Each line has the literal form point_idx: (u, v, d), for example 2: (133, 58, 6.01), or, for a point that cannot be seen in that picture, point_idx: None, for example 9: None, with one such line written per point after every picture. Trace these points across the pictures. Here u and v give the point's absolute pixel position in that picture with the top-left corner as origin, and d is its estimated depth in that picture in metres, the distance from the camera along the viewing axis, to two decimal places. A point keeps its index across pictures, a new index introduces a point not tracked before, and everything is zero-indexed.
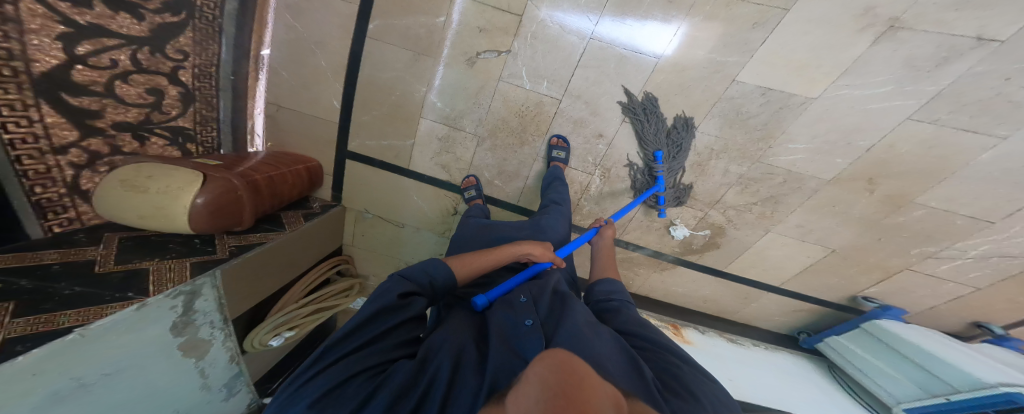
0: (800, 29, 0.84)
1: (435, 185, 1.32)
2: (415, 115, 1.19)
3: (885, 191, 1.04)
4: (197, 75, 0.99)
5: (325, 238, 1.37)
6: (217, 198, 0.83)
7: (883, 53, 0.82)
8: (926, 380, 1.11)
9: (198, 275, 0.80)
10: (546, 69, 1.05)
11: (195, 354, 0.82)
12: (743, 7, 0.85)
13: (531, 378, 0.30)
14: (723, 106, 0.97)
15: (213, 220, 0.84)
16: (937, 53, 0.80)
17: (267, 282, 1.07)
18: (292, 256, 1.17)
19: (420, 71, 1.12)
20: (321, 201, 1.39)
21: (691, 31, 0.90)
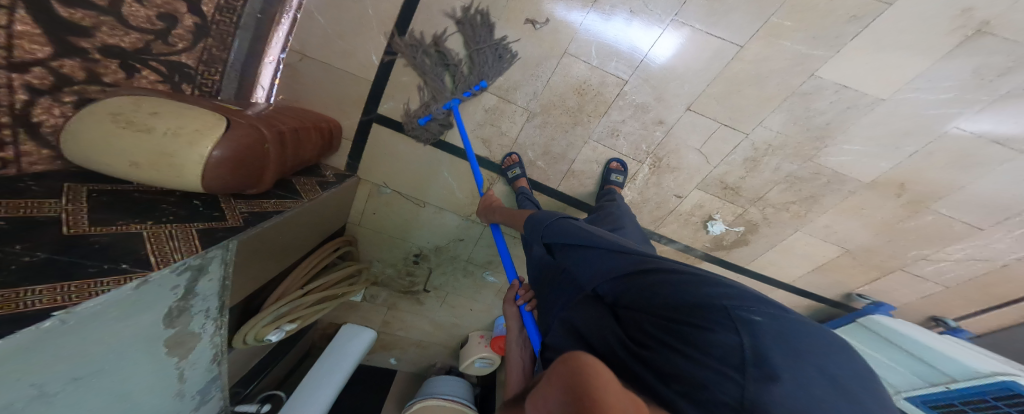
0: (894, 25, 0.86)
1: (471, 160, 1.19)
2: (465, 81, 1.06)
3: (910, 196, 1.12)
4: (221, 7, 0.81)
5: (335, 215, 1.15)
6: (246, 150, 0.56)
7: (960, 59, 0.87)
8: (923, 371, 1.24)
9: (210, 245, 0.55)
10: (617, 44, 1.00)
11: (178, 351, 0.59)
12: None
13: (552, 385, 0.23)
14: (794, 101, 0.98)
15: (233, 179, 0.56)
16: (1006, 62, 0.87)
17: (276, 261, 0.84)
18: (304, 232, 0.93)
19: (480, 31, 0.99)
20: (334, 170, 1.14)
21: (783, 20, 0.90)
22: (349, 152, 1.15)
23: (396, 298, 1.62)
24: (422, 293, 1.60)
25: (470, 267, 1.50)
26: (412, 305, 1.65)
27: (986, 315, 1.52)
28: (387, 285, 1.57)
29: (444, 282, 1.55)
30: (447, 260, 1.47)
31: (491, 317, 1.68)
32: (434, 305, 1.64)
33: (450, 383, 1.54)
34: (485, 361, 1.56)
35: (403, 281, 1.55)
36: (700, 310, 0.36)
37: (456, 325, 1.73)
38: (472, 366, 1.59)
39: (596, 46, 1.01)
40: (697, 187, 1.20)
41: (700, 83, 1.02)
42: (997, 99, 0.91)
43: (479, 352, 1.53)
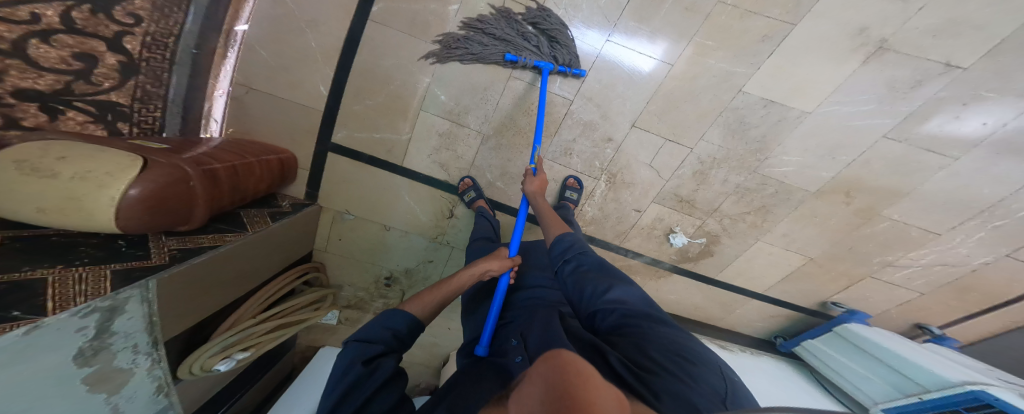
0: (802, 45, 0.92)
1: (431, 185, 1.21)
2: (414, 108, 1.10)
3: (858, 204, 1.14)
4: (149, 44, 0.80)
5: (297, 242, 1.15)
6: (163, 189, 0.56)
7: (868, 73, 0.93)
8: (900, 382, 1.19)
9: (122, 285, 0.53)
10: (559, 67, 1.05)
11: (105, 388, 0.56)
12: (753, 20, 0.92)
13: (535, 379, 0.29)
14: (729, 115, 1.02)
15: (152, 218, 0.56)
16: (913, 76, 0.92)
17: (225, 292, 0.82)
18: (257, 261, 0.92)
19: (425, 61, 1.05)
20: (291, 199, 1.16)
21: (705, 40, 0.95)
22: (305, 180, 1.18)
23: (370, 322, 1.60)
24: None
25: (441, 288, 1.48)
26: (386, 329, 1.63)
27: (978, 319, 1.48)
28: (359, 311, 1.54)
29: None
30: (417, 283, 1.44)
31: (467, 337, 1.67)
32: (410, 328, 1.62)
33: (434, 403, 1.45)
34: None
35: (375, 305, 1.53)
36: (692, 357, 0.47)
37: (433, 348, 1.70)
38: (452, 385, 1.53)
39: (537, 71, 1.06)
40: (653, 200, 1.22)
41: (640, 101, 1.06)
42: (916, 109, 0.95)
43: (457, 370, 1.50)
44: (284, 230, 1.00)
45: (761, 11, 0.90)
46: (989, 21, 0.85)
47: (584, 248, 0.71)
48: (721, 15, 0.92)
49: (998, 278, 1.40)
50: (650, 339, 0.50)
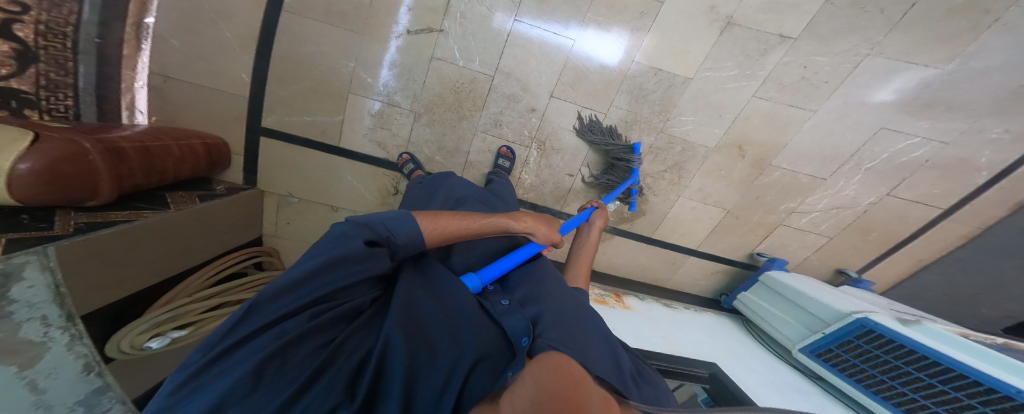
0: (673, 20, 1.09)
1: (371, 163, 1.28)
2: (343, 91, 1.15)
3: (752, 156, 1.32)
4: (43, 32, 0.81)
5: (239, 224, 1.20)
6: (60, 163, 0.58)
7: (727, 42, 1.11)
8: (808, 319, 1.29)
9: (15, 250, 0.56)
10: (476, 47, 1.14)
11: (15, 360, 0.55)
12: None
13: (527, 379, 0.33)
14: (629, 83, 1.17)
15: (51, 192, 0.58)
16: (757, 47, 1.11)
17: (150, 270, 0.86)
18: (190, 238, 0.97)
19: (346, 46, 1.10)
20: (227, 184, 1.21)
21: (599, 18, 1.10)
22: (243, 166, 1.22)
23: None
24: None
25: None
26: None
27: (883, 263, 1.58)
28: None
29: None
30: None
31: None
32: None
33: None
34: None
35: None
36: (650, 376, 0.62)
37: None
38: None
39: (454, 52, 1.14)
40: (582, 165, 1.34)
41: (553, 73, 1.17)
42: (768, 75, 1.16)
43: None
44: (214, 209, 1.05)
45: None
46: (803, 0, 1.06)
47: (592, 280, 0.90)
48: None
49: (891, 217, 1.48)
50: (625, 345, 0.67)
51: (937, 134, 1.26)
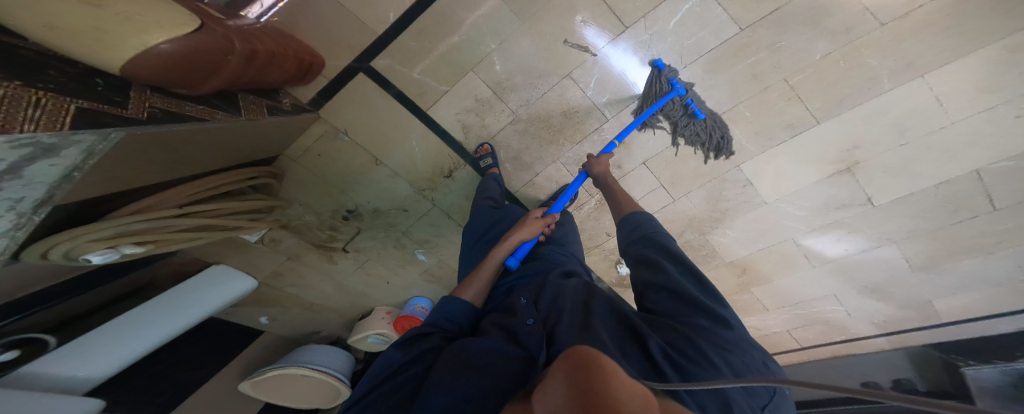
0: (812, 141, 1.15)
1: (445, 140, 1.21)
2: (466, 65, 1.07)
3: (745, 278, 1.56)
4: None
5: (271, 143, 1.00)
6: (188, 52, 0.57)
7: (827, 185, 1.22)
8: None
9: (81, 127, 0.42)
10: (615, 84, 1.13)
11: None
12: (790, 110, 1.12)
13: (558, 376, 0.34)
14: (715, 183, 1.28)
15: (162, 73, 0.57)
16: (845, 198, 1.24)
17: (157, 172, 0.68)
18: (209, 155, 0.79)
19: (499, 27, 1.03)
20: (294, 100, 1.08)
21: (740, 109, 1.14)
22: (320, 89, 1.09)
23: (308, 252, 1.50)
24: (338, 252, 1.51)
25: (402, 239, 1.49)
26: (323, 265, 1.57)
27: None
28: (297, 233, 1.41)
29: (369, 246, 1.50)
30: (379, 226, 1.44)
31: (407, 295, 1.74)
32: (348, 267, 1.58)
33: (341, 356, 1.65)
34: (378, 337, 1.64)
35: (321, 234, 1.43)
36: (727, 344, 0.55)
37: (365, 295, 1.74)
38: (366, 339, 1.66)
39: (594, 83, 1.12)
40: None
41: (660, 143, 1.23)
42: (818, 226, 1.32)
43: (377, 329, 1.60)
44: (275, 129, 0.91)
45: (803, 102, 1.09)
46: (928, 170, 1.12)
47: (649, 229, 0.82)
48: (770, 96, 1.10)
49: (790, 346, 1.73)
50: (692, 318, 0.60)
51: (862, 317, 1.49)
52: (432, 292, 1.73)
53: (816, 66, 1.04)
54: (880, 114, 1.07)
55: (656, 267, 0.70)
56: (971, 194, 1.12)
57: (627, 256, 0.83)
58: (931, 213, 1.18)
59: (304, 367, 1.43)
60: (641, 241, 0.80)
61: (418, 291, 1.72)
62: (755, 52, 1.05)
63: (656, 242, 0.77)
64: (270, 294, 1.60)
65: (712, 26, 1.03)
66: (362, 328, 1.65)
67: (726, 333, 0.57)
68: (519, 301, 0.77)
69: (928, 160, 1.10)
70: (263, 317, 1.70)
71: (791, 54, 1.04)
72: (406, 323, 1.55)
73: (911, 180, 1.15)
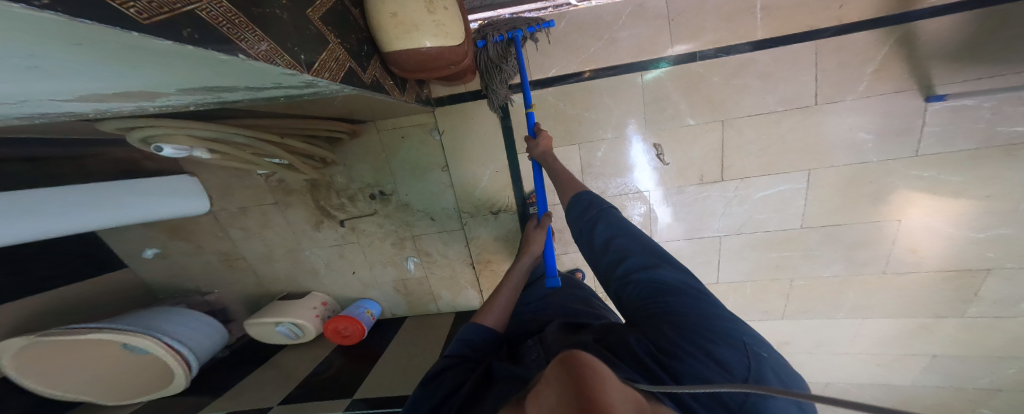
0: (764, 328, 1.55)
1: (515, 183, 1.26)
2: (576, 139, 1.21)
3: None
4: None
5: (368, 114, 1.05)
6: (433, 58, 0.89)
7: None
8: None
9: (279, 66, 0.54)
10: (681, 214, 1.31)
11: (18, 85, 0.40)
12: (765, 301, 1.47)
13: (550, 381, 0.30)
14: None
15: (408, 58, 0.89)
16: None
17: (304, 103, 0.84)
18: (334, 102, 0.89)
19: (622, 135, 1.21)
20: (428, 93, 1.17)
21: (740, 285, 1.43)
22: (452, 95, 1.18)
23: (299, 206, 1.32)
24: (334, 222, 1.34)
25: (407, 240, 1.37)
26: (303, 227, 1.35)
27: None
28: (310, 186, 1.29)
29: (369, 231, 1.35)
30: (398, 219, 1.34)
31: (359, 295, 1.50)
32: (327, 239, 1.37)
33: (197, 327, 1.31)
34: (288, 328, 1.33)
35: (334, 198, 1.31)
36: (707, 326, 0.45)
37: (313, 273, 1.45)
38: (272, 326, 1.33)
39: (658, 208, 1.30)
40: None
41: None
42: None
43: (298, 317, 1.31)
44: (390, 107, 1.00)
45: (786, 300, 1.45)
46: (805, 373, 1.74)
47: (603, 206, 0.68)
48: (771, 284, 1.42)
49: None
50: (668, 303, 0.50)
51: None
52: (389, 301, 1.52)
53: (819, 278, 1.38)
54: (816, 331, 1.55)
55: (635, 261, 0.58)
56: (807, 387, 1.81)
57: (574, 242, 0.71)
58: None
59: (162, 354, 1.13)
60: (575, 224, 0.71)
61: (376, 294, 1.50)
62: (793, 250, 1.33)
63: (620, 227, 0.63)
64: (197, 224, 1.35)
65: (783, 214, 1.27)
66: (278, 311, 1.34)
67: (695, 307, 0.49)
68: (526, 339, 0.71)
69: (811, 367, 1.70)
70: (150, 248, 1.38)
71: (815, 263, 1.35)
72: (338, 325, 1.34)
73: None
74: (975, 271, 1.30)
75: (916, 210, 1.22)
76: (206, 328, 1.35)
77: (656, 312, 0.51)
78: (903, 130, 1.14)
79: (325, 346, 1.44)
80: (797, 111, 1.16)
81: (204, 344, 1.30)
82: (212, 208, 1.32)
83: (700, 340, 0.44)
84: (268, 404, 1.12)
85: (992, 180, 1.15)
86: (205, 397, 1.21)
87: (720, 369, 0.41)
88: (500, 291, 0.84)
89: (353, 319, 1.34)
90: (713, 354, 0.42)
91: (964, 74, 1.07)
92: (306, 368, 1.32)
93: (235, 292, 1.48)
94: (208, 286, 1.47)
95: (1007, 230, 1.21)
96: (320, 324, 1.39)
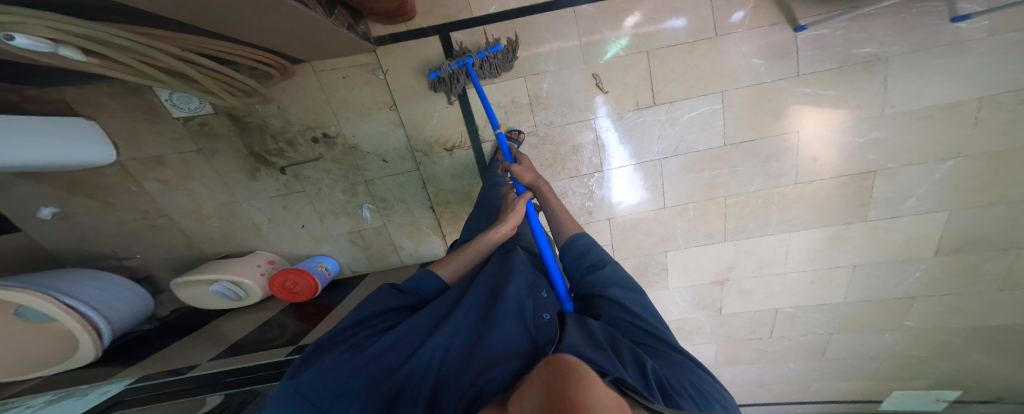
0: (710, 252, 1.68)
1: (465, 118, 1.31)
2: (521, 71, 1.32)
3: None
4: None
5: (303, 44, 1.06)
6: None
7: (706, 288, 1.79)
8: None
9: None
10: (623, 141, 1.43)
11: None
12: (705, 224, 1.61)
13: (535, 382, 0.30)
14: (645, 258, 1.66)
15: None
16: (711, 301, 1.84)
17: (206, 14, 0.80)
18: (247, 20, 0.86)
19: (562, 67, 1.33)
20: (366, 29, 1.19)
21: (683, 209, 1.56)
22: (394, 34, 1.24)
23: (229, 153, 1.25)
24: (275, 172, 1.29)
25: (358, 187, 1.35)
26: (238, 176, 1.28)
27: None
28: (241, 131, 1.23)
29: (315, 178, 1.31)
30: (347, 166, 1.31)
31: (311, 252, 1.43)
32: (266, 189, 1.30)
33: (115, 292, 1.19)
34: (225, 288, 1.23)
35: (271, 144, 1.26)
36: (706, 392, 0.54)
37: (254, 231, 1.37)
38: (208, 286, 1.23)
39: (603, 134, 1.42)
40: None
41: (626, 209, 1.55)
42: (689, 311, 1.88)
43: (238, 275, 1.21)
44: (334, 36, 1.04)
45: (723, 221, 1.60)
46: (756, 299, 1.87)
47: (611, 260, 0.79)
48: (708, 205, 1.56)
49: None
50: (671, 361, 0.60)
51: None
52: (347, 257, 1.47)
53: (747, 194, 1.55)
54: (754, 251, 1.70)
55: (625, 304, 0.69)
56: (759, 315, 1.94)
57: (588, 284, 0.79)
58: (744, 328, 1.97)
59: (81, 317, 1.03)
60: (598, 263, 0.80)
61: (330, 250, 1.44)
62: (720, 168, 1.50)
63: (614, 280, 0.75)
64: (112, 181, 1.22)
65: (707, 134, 1.45)
66: (215, 269, 1.23)
67: (697, 376, 0.58)
68: (539, 291, 0.77)
69: (759, 291, 1.84)
70: (48, 206, 1.19)
71: (739, 180, 1.52)
72: (287, 280, 1.24)
73: (746, 302, 1.88)
74: (864, 175, 1.54)
75: (810, 122, 1.45)
76: (124, 294, 1.23)
77: (664, 362, 0.59)
78: (785, 55, 1.39)
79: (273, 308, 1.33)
80: (703, 42, 1.37)
81: (120, 309, 1.18)
82: (129, 160, 1.20)
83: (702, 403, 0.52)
84: (195, 363, 1.00)
85: (859, 92, 1.42)
86: (118, 366, 1.05)
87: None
88: (461, 253, 0.89)
89: (303, 272, 1.25)
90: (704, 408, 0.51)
91: (819, 7, 1.35)
92: (249, 328, 1.21)
93: (166, 258, 1.37)
94: (128, 251, 1.33)
95: (880, 134, 1.47)
96: (265, 284, 1.29)
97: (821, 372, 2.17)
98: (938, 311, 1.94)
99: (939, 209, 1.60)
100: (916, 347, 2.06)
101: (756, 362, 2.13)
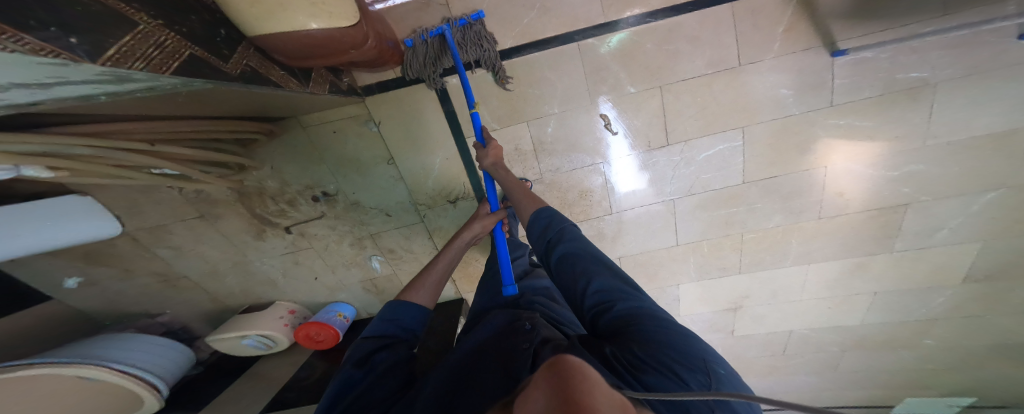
0: (724, 284, 1.65)
1: (467, 169, 1.26)
2: (524, 116, 1.24)
3: None
4: None
5: (283, 108, 0.99)
6: (321, 38, 0.75)
7: (719, 315, 1.78)
8: None
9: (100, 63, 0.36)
10: (633, 184, 1.38)
11: None
12: (719, 259, 1.56)
13: (537, 385, 0.31)
14: (657, 291, 1.65)
15: (290, 44, 0.74)
16: (723, 325, 1.84)
17: (167, 103, 0.71)
18: (214, 101, 0.78)
19: (568, 110, 1.25)
20: (352, 80, 1.10)
21: (698, 246, 1.51)
22: (382, 82, 1.14)
23: (233, 217, 1.27)
24: (280, 229, 1.31)
25: (364, 240, 1.35)
26: (245, 237, 1.32)
27: None
28: (240, 196, 1.24)
29: (321, 234, 1.33)
30: (348, 218, 1.31)
31: (327, 299, 1.49)
32: (275, 248, 1.34)
33: (152, 348, 1.26)
34: (255, 340, 1.29)
35: (271, 205, 1.27)
36: (674, 346, 0.50)
37: (271, 284, 1.44)
38: (238, 340, 1.29)
39: (613, 176, 1.36)
40: None
41: (638, 249, 1.52)
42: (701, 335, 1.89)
43: (266, 329, 1.28)
44: (317, 102, 0.99)
45: (740, 255, 1.55)
46: (769, 323, 1.85)
47: (575, 235, 0.79)
48: (724, 241, 1.51)
49: None
50: (640, 326, 0.56)
51: None
52: (362, 302, 1.51)
53: (765, 229, 1.49)
54: (770, 280, 1.66)
55: (591, 281, 0.67)
56: (772, 337, 1.93)
57: (559, 266, 0.77)
58: (756, 347, 1.98)
59: (133, 377, 1.11)
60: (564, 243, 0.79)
61: (345, 297, 1.49)
62: (738, 205, 1.43)
63: (580, 255, 0.74)
64: (129, 248, 1.26)
65: (726, 172, 1.37)
66: (242, 325, 1.29)
67: (666, 330, 0.54)
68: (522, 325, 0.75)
69: (773, 316, 1.82)
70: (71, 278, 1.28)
71: (757, 217, 1.46)
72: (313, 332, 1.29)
73: (759, 326, 1.86)
74: (895, 208, 1.44)
75: (839, 157, 1.35)
76: (166, 350, 1.31)
77: (632, 330, 0.56)
78: (817, 85, 1.26)
79: (298, 353, 1.41)
80: (725, 73, 1.25)
81: (166, 364, 1.26)
82: (136, 229, 1.23)
83: (672, 362, 0.48)
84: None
85: (898, 124, 1.29)
86: None
87: (677, 377, 0.47)
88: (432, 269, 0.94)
89: (324, 323, 1.28)
90: (674, 366, 0.48)
91: (860, 30, 1.19)
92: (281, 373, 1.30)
93: (192, 309, 1.48)
94: (159, 307, 1.44)
95: (918, 167, 1.35)
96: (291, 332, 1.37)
97: (833, 385, 2.18)
98: (962, 331, 1.87)
99: (974, 239, 1.50)
100: (935, 363, 2.02)
101: (768, 375, 2.14)
